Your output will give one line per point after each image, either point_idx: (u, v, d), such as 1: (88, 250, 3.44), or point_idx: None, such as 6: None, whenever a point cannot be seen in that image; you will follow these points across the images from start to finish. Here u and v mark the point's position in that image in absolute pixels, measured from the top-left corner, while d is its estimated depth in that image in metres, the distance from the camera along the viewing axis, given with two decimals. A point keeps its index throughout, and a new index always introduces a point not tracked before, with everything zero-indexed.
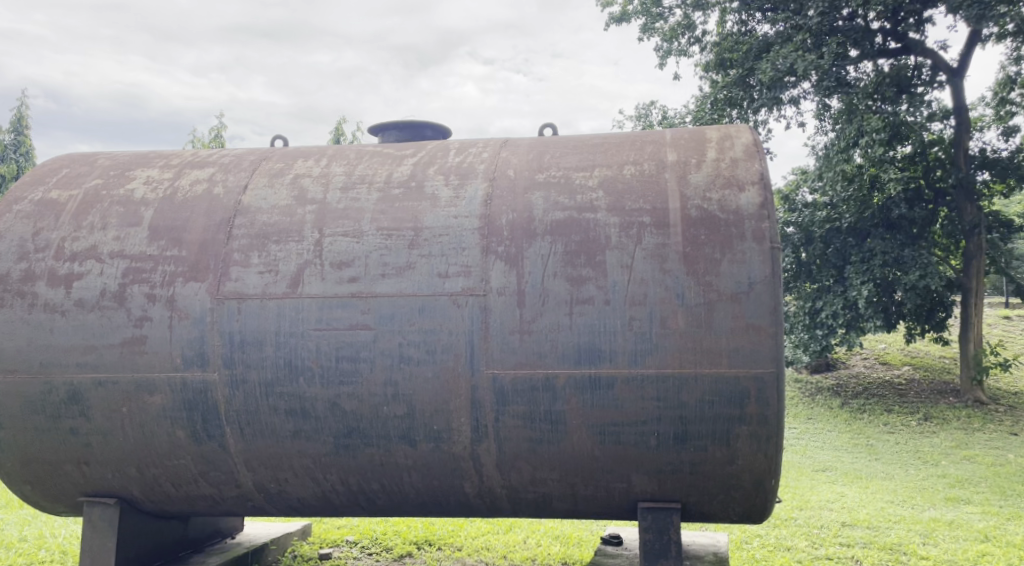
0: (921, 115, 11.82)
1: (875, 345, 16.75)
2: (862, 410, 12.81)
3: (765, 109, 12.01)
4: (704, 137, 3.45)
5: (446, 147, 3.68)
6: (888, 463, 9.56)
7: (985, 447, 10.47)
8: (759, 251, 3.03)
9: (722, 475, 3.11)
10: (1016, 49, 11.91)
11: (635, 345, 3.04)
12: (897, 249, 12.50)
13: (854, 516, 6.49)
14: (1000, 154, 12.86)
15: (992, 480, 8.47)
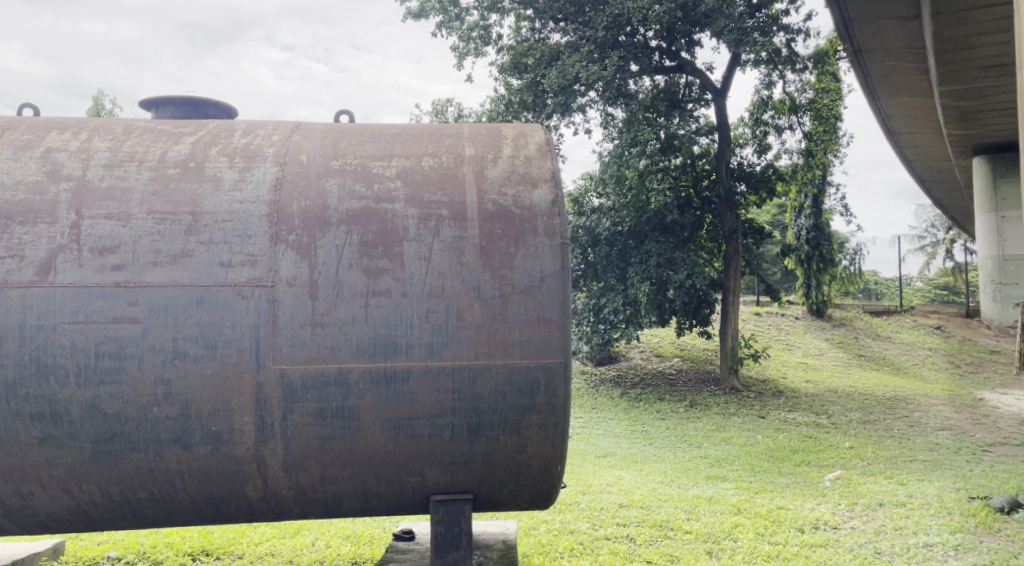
0: (689, 130, 12.97)
1: (650, 339, 18.07)
2: (638, 399, 13.80)
3: (555, 115, 12.56)
4: (500, 135, 3.48)
5: (231, 127, 3.41)
6: (660, 446, 10.36)
7: (739, 429, 11.70)
8: (550, 245, 3.13)
9: (512, 464, 3.16)
10: (768, 75, 13.39)
11: (431, 337, 3.03)
12: (669, 251, 13.58)
13: (630, 497, 6.95)
14: (755, 169, 14.29)
15: (743, 459, 9.48)
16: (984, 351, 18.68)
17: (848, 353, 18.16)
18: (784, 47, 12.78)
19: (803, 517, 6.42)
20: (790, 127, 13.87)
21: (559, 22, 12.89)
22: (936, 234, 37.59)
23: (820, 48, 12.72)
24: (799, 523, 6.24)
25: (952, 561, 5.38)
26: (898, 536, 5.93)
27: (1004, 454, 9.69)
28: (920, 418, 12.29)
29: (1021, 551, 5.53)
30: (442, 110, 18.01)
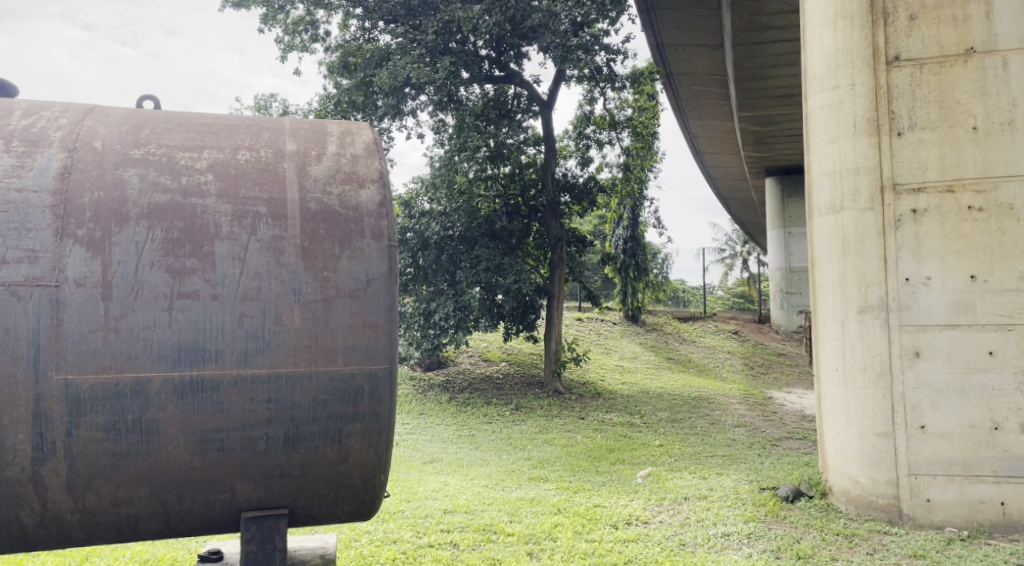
0: (518, 140, 13.26)
1: (479, 344, 18.23)
2: (466, 404, 13.87)
3: (386, 118, 12.38)
4: (325, 131, 3.31)
5: (9, 107, 3.01)
6: (484, 450, 10.46)
7: (560, 430, 12.06)
8: (377, 247, 3.02)
9: (332, 475, 3.01)
10: (590, 91, 13.96)
11: (245, 343, 2.84)
12: (498, 257, 13.76)
13: (454, 503, 6.93)
14: (578, 180, 14.88)
15: (564, 459, 9.77)
16: (773, 353, 20.58)
17: (660, 356, 19.32)
18: (605, 66, 13.37)
19: (617, 514, 6.70)
20: (610, 142, 14.55)
21: (389, 23, 12.71)
22: (734, 247, 41.05)
23: (636, 69, 13.43)
24: (613, 520, 6.50)
25: (746, 549, 5.81)
26: (701, 527, 6.32)
27: (790, 447, 10.69)
28: (720, 415, 13.31)
29: (804, 536, 6.08)
30: (265, 105, 17.22)
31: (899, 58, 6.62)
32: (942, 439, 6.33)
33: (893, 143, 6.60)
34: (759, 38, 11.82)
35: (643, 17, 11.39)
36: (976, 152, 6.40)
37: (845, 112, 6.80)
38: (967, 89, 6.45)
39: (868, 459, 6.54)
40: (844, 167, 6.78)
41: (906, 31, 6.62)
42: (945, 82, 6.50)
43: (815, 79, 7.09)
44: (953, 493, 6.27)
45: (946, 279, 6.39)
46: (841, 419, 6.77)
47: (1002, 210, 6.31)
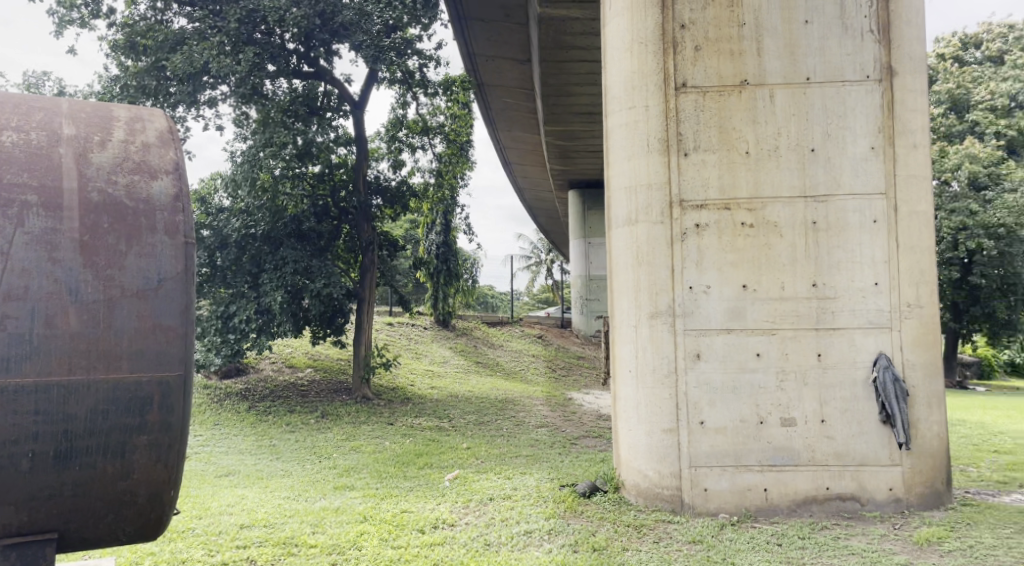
0: (327, 139, 12.98)
1: (282, 349, 17.53)
2: (267, 412, 13.30)
3: (180, 106, 11.61)
4: (112, 116, 3.22)
5: None
6: (286, 460, 10.07)
7: (367, 437, 11.89)
8: (170, 244, 3.07)
9: (114, 492, 3.00)
10: (403, 94, 13.93)
11: (11, 349, 2.80)
12: (306, 259, 13.33)
13: (251, 517, 6.61)
14: (390, 183, 14.76)
15: (371, 466, 9.65)
16: (575, 356, 21.58)
17: (469, 360, 19.63)
18: (417, 71, 13.43)
19: (424, 518, 6.72)
20: (423, 147, 14.57)
21: (186, 6, 11.94)
22: (540, 255, 42.58)
23: (449, 77, 13.66)
24: (420, 525, 6.52)
25: (546, 545, 6.05)
26: (504, 526, 6.51)
27: (588, 445, 11.27)
28: (525, 417, 13.75)
29: (599, 529, 6.44)
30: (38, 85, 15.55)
31: (686, 86, 7.23)
32: (717, 433, 6.97)
33: (680, 162, 7.19)
34: (564, 56, 12.36)
35: (455, 26, 11.59)
36: (748, 175, 7.13)
37: (640, 131, 7.30)
38: (742, 117, 7.17)
39: (655, 454, 7.04)
40: (638, 181, 7.27)
41: (691, 60, 7.25)
42: (722, 109, 7.19)
43: (613, 98, 7.54)
44: (725, 482, 6.92)
45: (722, 288, 7.07)
46: (633, 417, 7.23)
47: (769, 228, 7.07)
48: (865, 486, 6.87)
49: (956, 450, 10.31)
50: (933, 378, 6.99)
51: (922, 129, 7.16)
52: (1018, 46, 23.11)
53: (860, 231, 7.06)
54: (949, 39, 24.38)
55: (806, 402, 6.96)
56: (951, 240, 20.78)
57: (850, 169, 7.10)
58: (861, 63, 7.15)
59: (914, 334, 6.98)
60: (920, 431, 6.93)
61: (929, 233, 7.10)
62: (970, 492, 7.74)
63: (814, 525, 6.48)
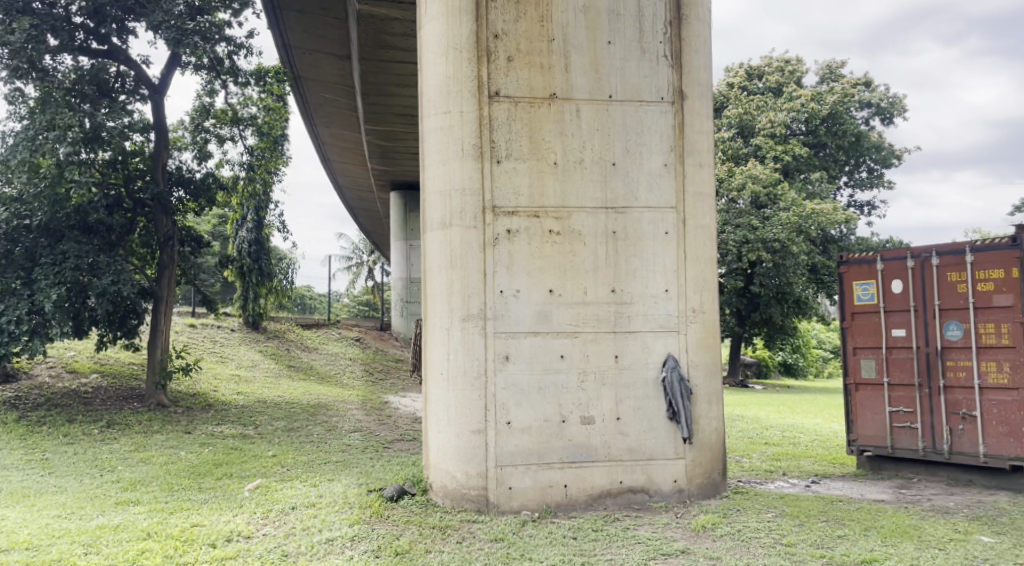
0: (121, 123, 11.90)
1: (64, 353, 15.94)
2: (41, 423, 12.02)
3: None
4: None
5: None
6: (61, 476, 9.15)
7: (159, 447, 11.08)
8: None
9: None
10: (209, 82, 13.18)
11: None
12: (91, 254, 12.21)
13: (11, 540, 5.95)
14: (194, 175, 13.87)
15: (161, 478, 9.00)
16: (391, 359, 21.37)
17: (279, 363, 18.87)
18: (225, 58, 12.78)
19: (217, 532, 6.37)
20: (231, 138, 13.86)
21: None
22: (360, 255, 41.81)
23: (261, 68, 13.24)
24: (211, 538, 6.18)
25: (347, 551, 5.95)
26: (305, 536, 6.31)
27: (398, 449, 11.22)
28: (337, 422, 13.41)
29: (403, 533, 6.42)
30: None
31: (498, 94, 7.40)
32: (523, 433, 7.18)
33: (493, 169, 7.35)
34: (382, 56, 12.26)
35: (267, 16, 11.17)
36: (556, 184, 7.42)
37: (455, 136, 7.38)
38: (551, 129, 7.46)
39: (463, 455, 7.13)
40: (452, 186, 7.35)
41: (504, 70, 7.44)
42: (533, 120, 7.44)
43: (428, 102, 7.55)
44: (528, 480, 7.14)
45: (530, 292, 7.31)
46: (443, 419, 7.27)
47: (574, 236, 7.41)
48: (653, 478, 7.37)
49: (735, 443, 11.33)
50: (713, 377, 7.65)
51: (708, 150, 7.83)
52: (793, 80, 25.87)
53: (654, 242, 7.57)
54: (738, 69, 26.79)
55: (604, 401, 7.34)
56: (737, 253, 22.80)
57: (646, 183, 7.61)
58: (658, 85, 7.68)
59: (698, 337, 7.60)
60: (701, 426, 7.55)
61: (712, 246, 7.77)
62: (742, 481, 8.54)
63: (608, 517, 6.85)
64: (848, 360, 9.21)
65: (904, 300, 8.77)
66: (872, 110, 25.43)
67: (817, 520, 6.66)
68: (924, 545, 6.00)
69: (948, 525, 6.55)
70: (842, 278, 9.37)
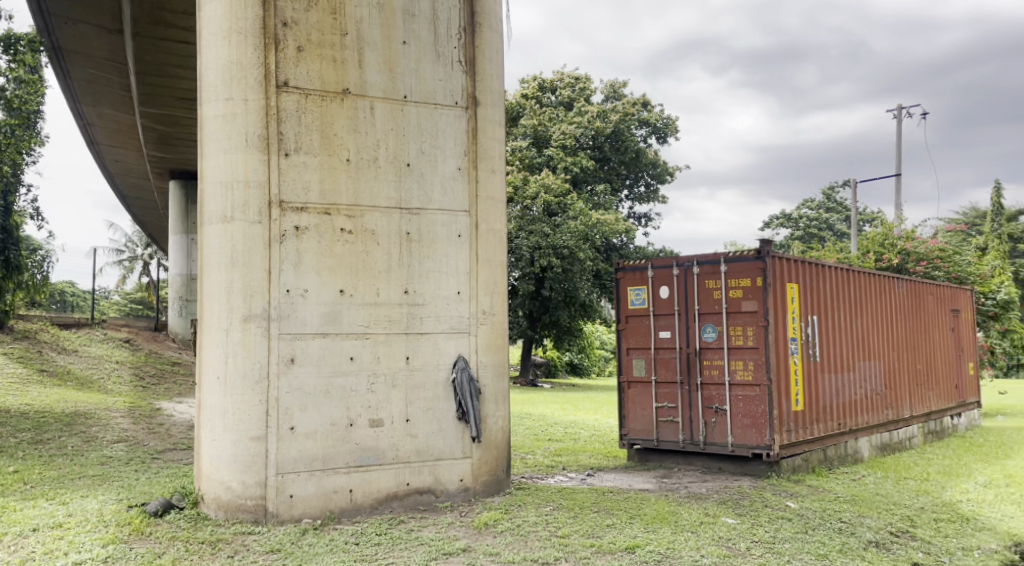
0: None
1: None
2: None
3: None
4: None
5: None
6: None
7: None
8: None
9: None
10: None
11: None
12: None
13: None
14: None
15: None
16: (166, 362, 19.78)
17: (29, 368, 16.79)
18: None
19: None
20: None
21: None
22: (133, 250, 38.44)
23: (10, 34, 11.72)
24: None
25: None
26: (48, 561, 5.65)
27: (169, 459, 10.41)
28: (97, 432, 12.17)
29: (167, 550, 5.95)
30: None
31: (288, 85, 7.10)
32: (307, 438, 6.91)
33: (281, 162, 7.03)
34: (160, 34, 11.34)
35: None
36: (348, 181, 7.24)
37: (238, 125, 6.97)
38: (343, 124, 7.26)
39: (241, 463, 6.75)
40: (235, 178, 6.94)
41: (294, 60, 7.14)
42: (325, 114, 7.20)
43: (209, 87, 7.08)
44: (311, 487, 6.89)
45: (319, 292, 7.07)
46: (219, 426, 6.83)
47: (366, 235, 7.27)
48: (439, 479, 7.42)
49: (521, 440, 11.71)
50: (501, 378, 7.86)
51: (499, 157, 8.03)
52: (582, 96, 27.34)
53: (447, 244, 7.63)
54: (532, 81, 27.76)
55: (393, 403, 7.27)
56: (529, 258, 23.50)
57: (440, 186, 7.65)
58: (452, 90, 7.76)
59: (487, 338, 7.76)
60: (488, 426, 7.72)
61: (502, 249, 7.97)
62: (525, 477, 8.85)
63: (392, 520, 6.79)
64: (623, 359, 9.91)
65: (670, 304, 9.55)
66: (649, 129, 27.50)
67: (589, 511, 7.05)
68: (679, 528, 6.55)
69: (700, 509, 7.20)
70: (619, 283, 10.03)
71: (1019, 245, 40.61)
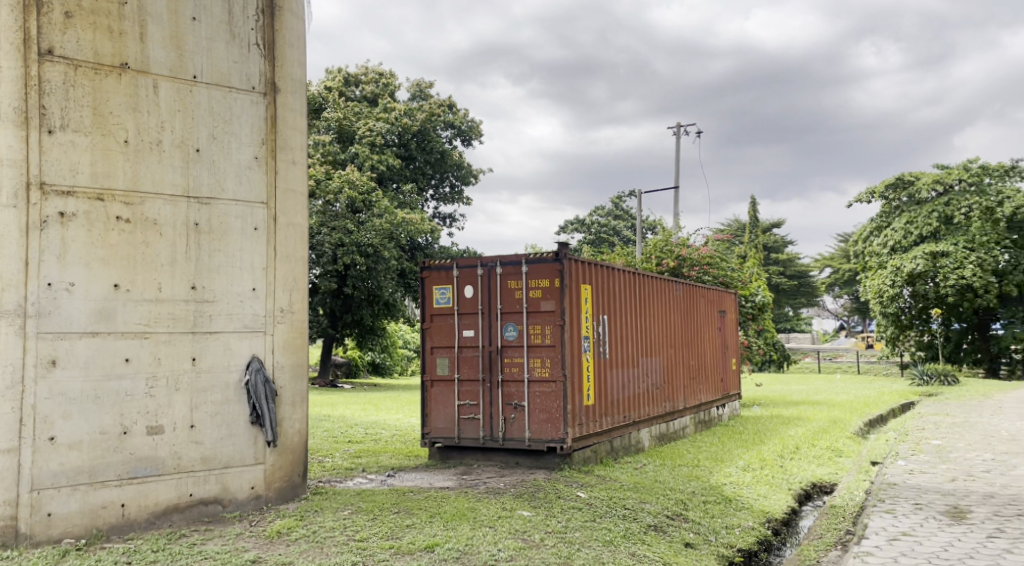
0: None
1: None
2: None
3: None
4: None
5: None
6: None
7: None
8: None
9: None
10: None
11: None
12: None
13: None
14: None
15: None
16: None
17: None
18: None
19: None
20: None
21: None
22: None
23: None
24: None
25: None
26: None
27: None
28: None
29: None
30: None
31: (52, 53, 6.31)
32: (70, 449, 6.18)
33: (42, 140, 6.24)
34: None
35: None
36: (126, 165, 6.58)
37: None
38: (120, 102, 6.58)
39: None
40: None
41: (60, 27, 6.36)
42: (98, 89, 6.48)
43: None
44: (74, 503, 6.16)
45: (89, 287, 6.35)
46: None
47: (147, 225, 6.63)
48: (227, 487, 6.92)
49: (318, 443, 11.28)
50: (298, 379, 7.50)
51: (300, 148, 7.64)
52: (387, 93, 27.03)
53: (241, 237, 7.14)
54: (336, 73, 26.99)
55: (176, 408, 6.69)
56: (331, 255, 22.69)
57: (233, 175, 7.14)
58: (247, 74, 7.28)
59: (284, 337, 7.38)
60: (284, 429, 7.34)
61: (302, 244, 7.60)
62: (321, 481, 8.51)
63: (171, 535, 6.23)
64: (427, 359, 9.84)
65: (474, 303, 9.61)
66: (454, 131, 27.75)
67: (388, 512, 6.91)
68: (477, 525, 6.58)
69: (498, 504, 7.30)
70: (424, 281, 9.93)
71: (775, 254, 45.57)
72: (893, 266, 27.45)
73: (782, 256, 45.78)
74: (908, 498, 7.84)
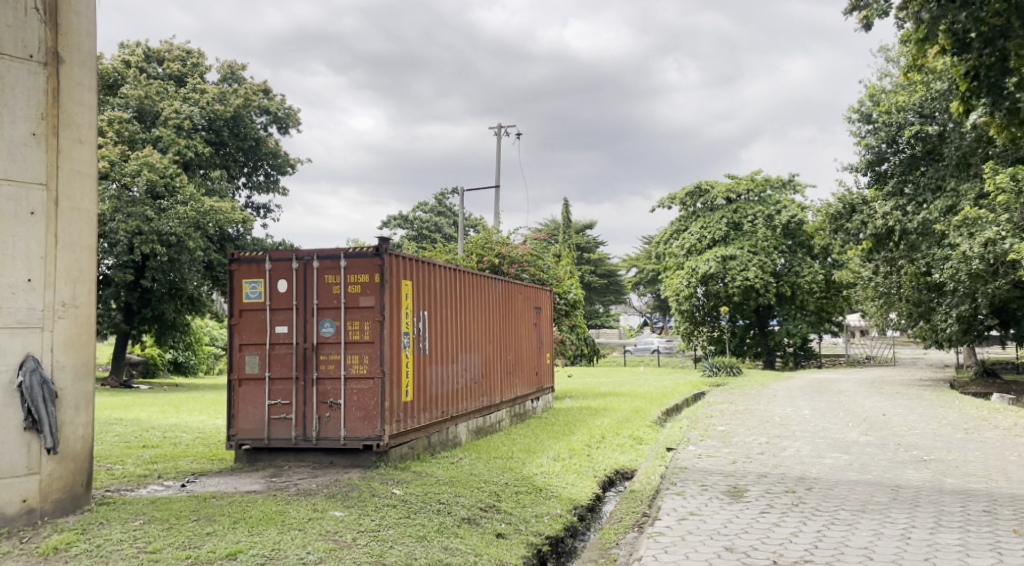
0: None
1: None
2: None
3: None
4: None
5: None
6: None
7: None
8: None
9: None
10: None
11: None
12: None
13: None
14: None
15: None
16: None
17: None
18: None
19: None
20: None
21: None
22: None
23: None
24: None
25: None
26: None
27: None
28: None
29: None
30: None
31: None
32: None
33: None
34: None
35: None
36: None
37: None
38: None
39: None
40: None
41: None
42: None
43: None
44: None
45: None
46: None
47: None
48: None
49: (107, 449, 10.33)
50: (82, 380, 6.85)
51: (89, 125, 6.98)
52: (194, 73, 25.37)
53: (14, 222, 6.39)
54: (134, 47, 24.91)
55: None
56: (127, 244, 20.95)
57: (6, 152, 6.38)
58: (25, 41, 6.52)
59: (66, 334, 6.70)
60: (64, 434, 6.67)
61: (89, 232, 6.94)
62: (109, 491, 7.81)
63: None
64: (234, 356, 9.33)
65: (288, 298, 9.24)
66: (270, 117, 26.65)
67: (186, 520, 6.47)
68: (286, 528, 6.34)
69: (309, 506, 7.06)
70: (232, 275, 9.39)
71: (587, 254, 47.65)
72: (690, 268, 29.64)
73: (593, 256, 47.97)
74: (697, 480, 8.49)
